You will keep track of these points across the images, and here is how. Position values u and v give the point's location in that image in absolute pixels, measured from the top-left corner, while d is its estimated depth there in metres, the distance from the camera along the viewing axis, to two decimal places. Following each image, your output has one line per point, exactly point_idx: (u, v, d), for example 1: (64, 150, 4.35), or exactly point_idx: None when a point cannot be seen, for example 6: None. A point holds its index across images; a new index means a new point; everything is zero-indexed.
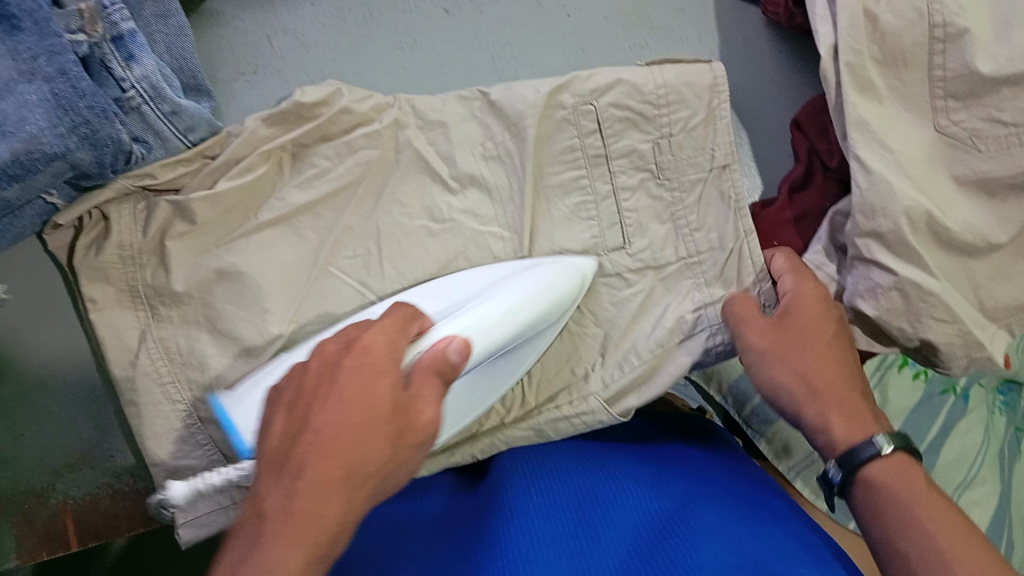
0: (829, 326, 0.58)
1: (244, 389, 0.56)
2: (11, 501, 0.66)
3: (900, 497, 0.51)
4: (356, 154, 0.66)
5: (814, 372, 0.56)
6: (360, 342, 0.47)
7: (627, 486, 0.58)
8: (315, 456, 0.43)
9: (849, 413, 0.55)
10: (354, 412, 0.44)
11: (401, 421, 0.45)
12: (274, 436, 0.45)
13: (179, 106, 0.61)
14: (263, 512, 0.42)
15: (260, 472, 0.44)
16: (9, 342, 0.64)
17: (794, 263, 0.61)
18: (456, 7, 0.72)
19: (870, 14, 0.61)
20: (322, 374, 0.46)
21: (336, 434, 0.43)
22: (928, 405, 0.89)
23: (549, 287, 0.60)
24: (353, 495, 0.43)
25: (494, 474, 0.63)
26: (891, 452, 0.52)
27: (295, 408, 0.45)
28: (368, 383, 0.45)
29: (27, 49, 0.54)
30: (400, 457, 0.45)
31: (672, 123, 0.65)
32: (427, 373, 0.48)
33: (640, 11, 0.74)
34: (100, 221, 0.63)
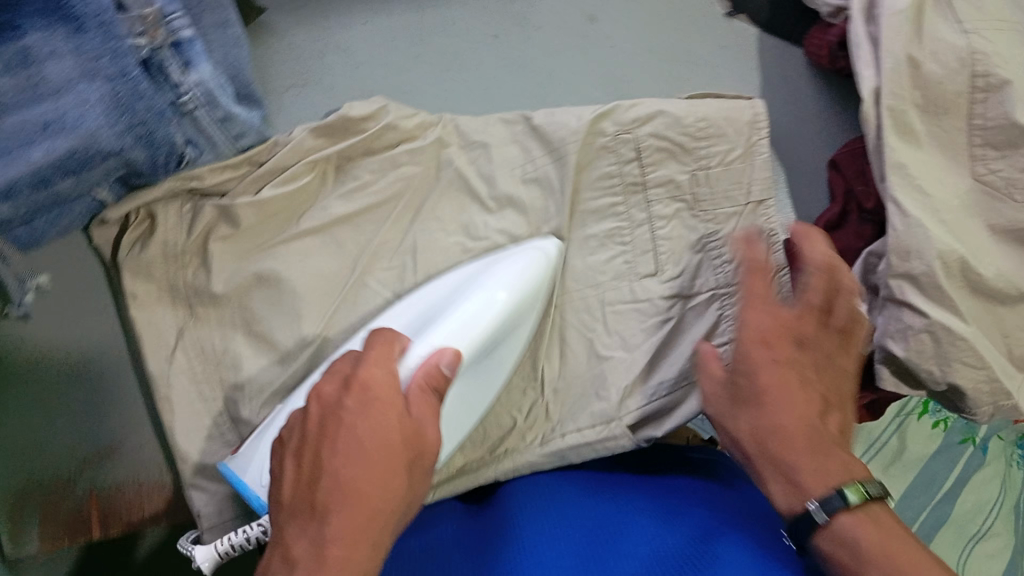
0: (773, 367, 0.52)
1: (249, 446, 0.59)
2: (35, 486, 0.66)
3: (853, 569, 0.45)
4: (398, 168, 0.68)
5: (749, 434, 0.52)
6: (360, 377, 0.49)
7: (638, 518, 0.56)
8: (339, 500, 0.45)
9: (801, 473, 0.49)
10: (366, 451, 0.46)
11: (413, 451, 0.48)
12: (289, 484, 0.47)
13: (231, 113, 0.63)
14: (292, 561, 0.44)
15: (284, 521, 0.46)
16: (52, 328, 0.67)
17: (750, 271, 0.55)
18: (505, 33, 0.74)
19: (915, 60, 0.62)
20: (327, 416, 0.48)
21: (353, 476, 0.46)
22: (946, 454, 0.88)
23: (515, 277, 0.61)
24: (380, 536, 0.45)
25: (500, 501, 0.62)
26: (840, 514, 0.47)
27: (305, 456, 0.48)
28: (377, 416, 0.48)
29: (91, 49, 0.56)
30: (412, 487, 0.48)
31: (710, 155, 0.66)
32: (423, 396, 0.51)
33: (683, 46, 0.75)
34: (146, 220, 0.65)
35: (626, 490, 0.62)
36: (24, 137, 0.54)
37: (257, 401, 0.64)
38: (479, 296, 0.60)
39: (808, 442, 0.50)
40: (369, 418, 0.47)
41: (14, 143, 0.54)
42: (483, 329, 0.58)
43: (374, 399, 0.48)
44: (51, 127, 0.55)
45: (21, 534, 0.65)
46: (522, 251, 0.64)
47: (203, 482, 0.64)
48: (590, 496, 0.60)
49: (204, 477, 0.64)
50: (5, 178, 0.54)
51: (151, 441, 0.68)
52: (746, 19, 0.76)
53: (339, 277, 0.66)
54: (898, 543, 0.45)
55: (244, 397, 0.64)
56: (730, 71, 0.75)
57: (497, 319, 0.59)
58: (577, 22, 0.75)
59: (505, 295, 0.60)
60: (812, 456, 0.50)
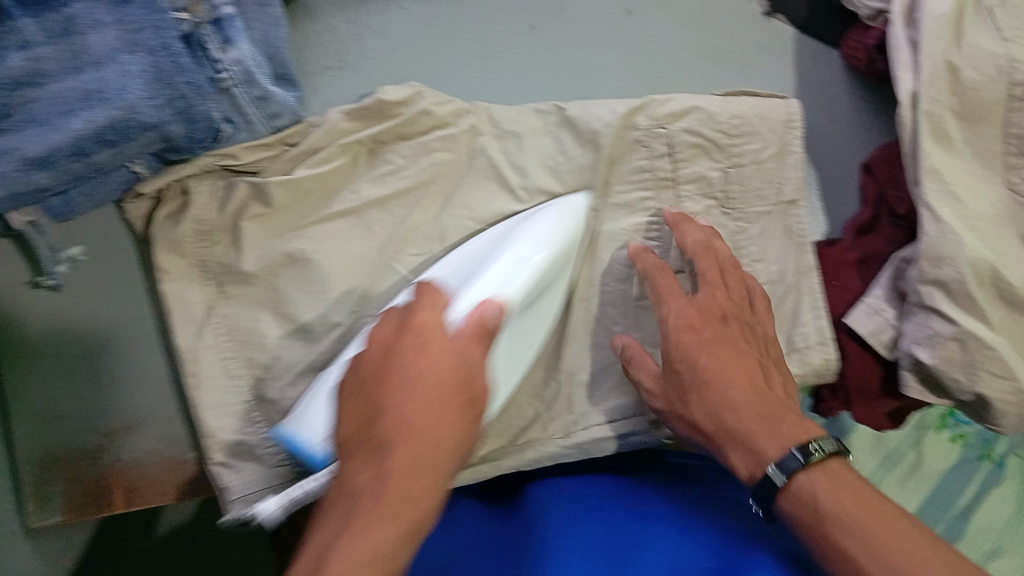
0: (703, 354, 0.60)
1: (303, 409, 0.58)
2: (61, 458, 0.67)
3: (811, 523, 0.52)
4: (430, 154, 0.68)
5: (704, 422, 0.58)
6: (416, 321, 0.51)
7: (650, 542, 0.56)
8: (400, 435, 0.47)
9: (752, 441, 0.56)
10: (422, 387, 0.48)
11: (466, 391, 0.50)
12: (349, 419, 0.50)
13: (269, 92, 0.62)
14: (356, 491, 0.46)
15: (345, 455, 0.49)
16: (84, 303, 0.68)
17: (657, 270, 0.63)
18: (541, 24, 0.74)
19: (953, 66, 0.62)
20: (385, 356, 0.50)
21: (408, 412, 0.48)
22: (961, 469, 0.83)
23: (551, 235, 0.62)
24: (436, 470, 0.47)
25: (526, 507, 0.63)
26: (794, 477, 0.53)
27: (365, 394, 0.50)
28: (431, 356, 0.49)
29: (134, 21, 0.57)
30: (467, 426, 0.50)
31: (742, 154, 0.66)
32: (473, 339, 0.52)
33: (716, 44, 0.75)
34: (180, 196, 0.65)
35: (645, 491, 0.63)
36: (65, 106, 0.55)
37: (282, 381, 0.65)
38: (516, 248, 0.61)
39: (754, 412, 0.57)
40: (424, 357, 0.49)
41: (56, 111, 0.55)
42: (526, 279, 0.59)
43: (429, 341, 0.50)
44: (92, 96, 0.56)
45: (48, 505, 0.67)
46: (551, 208, 0.65)
47: (227, 459, 0.64)
48: (608, 501, 0.61)
49: (229, 454, 0.65)
50: (46, 144, 0.55)
51: (175, 419, 0.69)
52: (783, 19, 0.76)
53: (364, 260, 0.66)
54: (853, 495, 0.52)
55: (268, 376, 0.66)
56: (764, 71, 0.75)
57: (538, 271, 0.60)
58: (612, 16, 0.75)
59: (543, 250, 0.61)
60: (762, 423, 0.56)
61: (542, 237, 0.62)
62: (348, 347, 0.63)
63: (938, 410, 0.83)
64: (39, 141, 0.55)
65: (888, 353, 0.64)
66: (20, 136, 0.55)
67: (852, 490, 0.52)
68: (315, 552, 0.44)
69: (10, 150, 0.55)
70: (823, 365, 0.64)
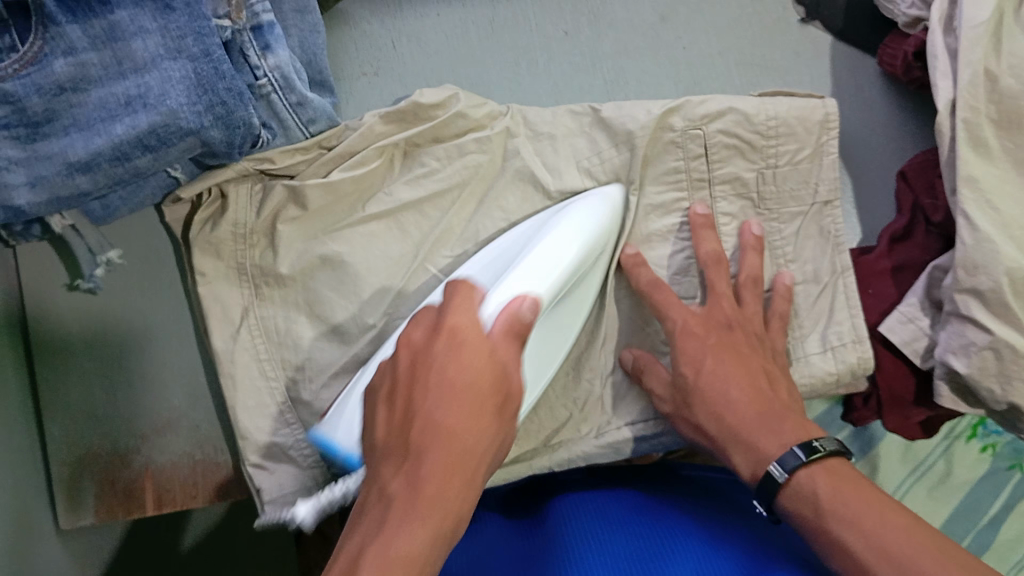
0: (708, 358, 0.60)
1: (336, 411, 0.58)
2: (95, 459, 0.69)
3: (811, 518, 0.50)
4: (465, 156, 0.68)
5: (708, 425, 0.58)
6: (450, 322, 0.46)
7: (683, 539, 0.54)
8: (433, 441, 0.43)
9: (751, 440, 0.55)
10: (456, 393, 0.44)
11: (502, 393, 0.45)
12: (384, 424, 0.45)
13: (305, 98, 0.63)
14: (388, 497, 0.43)
15: (377, 461, 0.45)
16: (119, 305, 0.70)
17: (657, 282, 0.64)
18: (576, 30, 0.76)
19: (992, 74, 0.62)
20: (417, 359, 0.46)
21: (441, 418, 0.43)
22: (990, 480, 0.82)
23: (588, 228, 0.61)
24: (472, 475, 0.44)
25: (554, 513, 0.63)
26: (793, 474, 0.52)
27: (398, 399, 0.45)
28: (467, 360, 0.45)
29: (177, 28, 0.56)
30: (502, 429, 0.45)
31: (779, 154, 0.65)
32: (507, 339, 0.47)
33: (755, 50, 0.76)
34: (218, 198, 0.66)
35: (674, 501, 0.63)
36: (108, 112, 0.56)
37: (317, 382, 0.66)
38: (554, 238, 0.60)
39: (757, 411, 0.56)
40: (459, 360, 0.44)
41: (98, 117, 0.56)
42: (565, 270, 0.58)
43: (465, 344, 0.45)
44: (134, 102, 0.56)
45: (80, 503, 0.69)
46: (586, 199, 0.64)
47: (263, 460, 0.65)
48: (637, 515, 0.60)
49: (265, 456, 0.65)
50: (88, 149, 0.55)
51: (209, 420, 0.70)
52: (820, 25, 0.76)
53: (402, 262, 0.67)
54: (853, 487, 0.50)
55: (304, 378, 0.66)
56: (797, 75, 0.76)
57: (576, 262, 0.59)
58: (648, 21, 0.76)
59: (580, 242, 0.60)
60: (762, 423, 0.55)
61: (580, 228, 0.61)
62: (389, 342, 0.62)
63: (969, 420, 0.82)
64: (81, 145, 0.55)
65: (923, 363, 0.65)
66: (62, 141, 0.55)
67: (853, 484, 0.50)
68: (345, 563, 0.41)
69: (53, 154, 0.55)
70: (860, 364, 0.64)
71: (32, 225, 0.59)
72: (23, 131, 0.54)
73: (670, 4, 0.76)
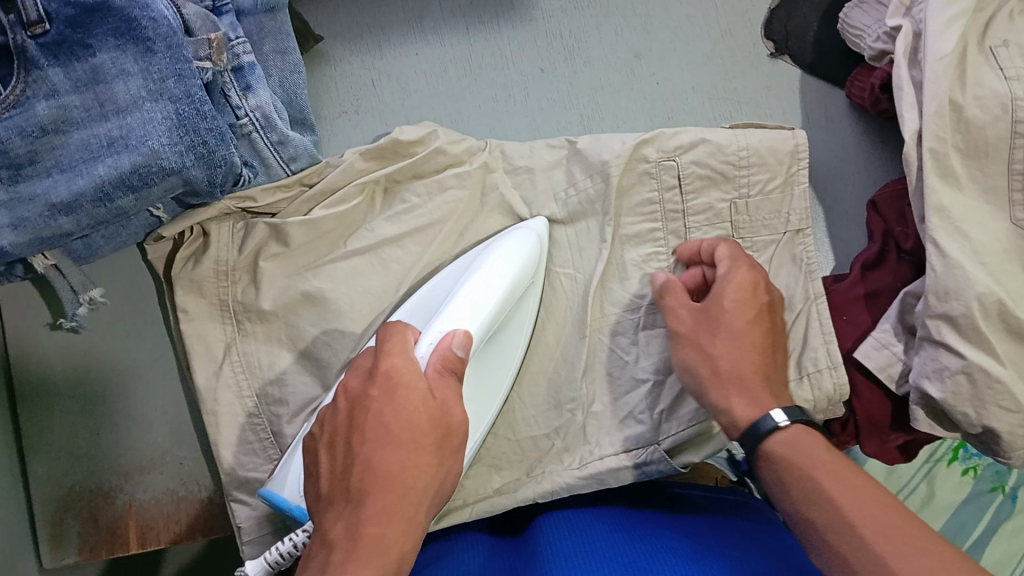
0: (751, 310, 0.59)
1: (281, 472, 0.60)
2: (80, 497, 0.69)
3: (800, 468, 0.52)
4: (445, 192, 0.69)
5: (723, 358, 0.58)
6: (385, 366, 0.50)
7: (665, 556, 0.53)
8: (372, 484, 0.47)
9: (748, 395, 0.57)
10: (393, 433, 0.48)
11: (440, 431, 0.49)
12: (327, 474, 0.49)
13: (287, 136, 0.64)
14: (332, 542, 0.46)
15: (323, 509, 0.48)
16: (100, 346, 0.70)
17: (734, 253, 0.62)
18: (552, 67, 0.77)
19: (957, 104, 0.63)
20: (354, 407, 0.50)
21: (380, 458, 0.48)
22: (973, 503, 0.84)
23: (518, 258, 0.63)
24: (415, 511, 0.47)
25: (538, 536, 0.63)
26: (787, 427, 0.54)
27: (339, 445, 0.50)
28: (402, 403, 0.49)
29: (158, 70, 0.57)
30: (442, 467, 0.49)
31: (751, 184, 0.67)
32: (442, 377, 0.52)
33: (728, 84, 0.78)
34: (200, 237, 0.66)
35: (657, 522, 0.63)
36: (89, 153, 0.56)
37: (299, 418, 0.66)
38: (490, 271, 0.61)
39: (764, 378, 0.57)
40: (395, 403, 0.49)
41: (80, 158, 0.56)
42: (497, 303, 0.59)
43: (400, 386, 0.49)
44: (117, 143, 0.56)
45: (63, 543, 0.68)
46: (518, 231, 0.66)
47: (244, 496, 0.66)
48: (621, 535, 0.60)
49: (245, 491, 0.66)
50: (70, 190, 0.56)
51: (192, 457, 0.70)
52: (789, 59, 0.78)
53: (384, 298, 0.67)
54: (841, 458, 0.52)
55: (287, 413, 0.66)
56: (770, 109, 0.77)
57: (508, 294, 0.60)
58: (622, 57, 0.78)
59: (512, 273, 0.61)
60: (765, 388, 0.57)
61: (510, 259, 0.62)
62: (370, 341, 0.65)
63: (949, 443, 0.84)
64: (64, 187, 0.56)
65: (898, 388, 0.66)
66: (45, 182, 0.56)
67: (845, 459, 0.52)
68: None
69: (36, 195, 0.56)
70: (835, 390, 0.63)
71: (15, 266, 0.60)
72: (6, 174, 0.55)
73: (644, 42, 0.78)
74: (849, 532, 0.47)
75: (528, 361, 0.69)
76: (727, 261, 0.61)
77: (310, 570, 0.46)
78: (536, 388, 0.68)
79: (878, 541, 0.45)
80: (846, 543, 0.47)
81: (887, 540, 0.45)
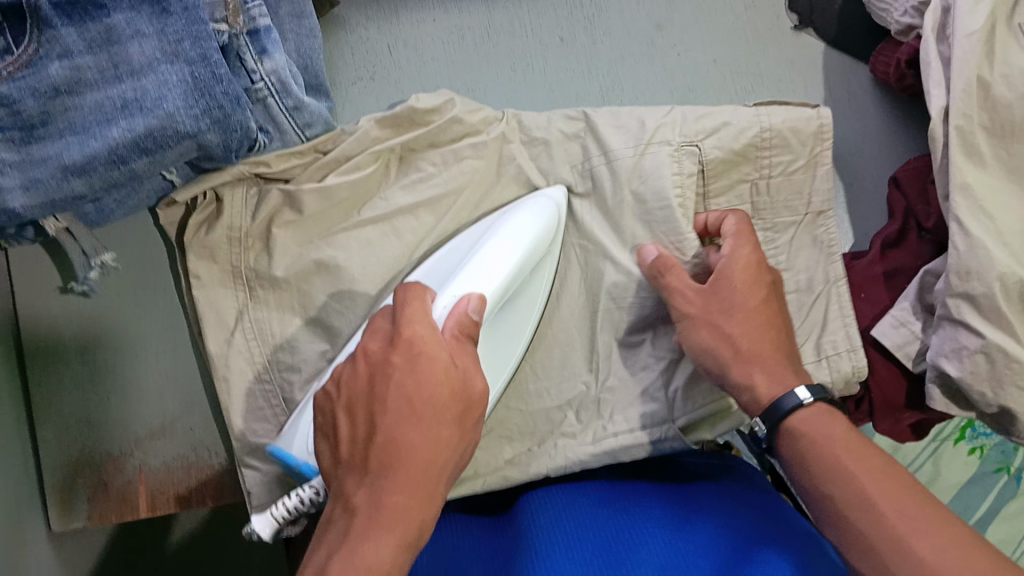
0: (760, 290, 0.60)
1: (291, 428, 0.59)
2: (90, 464, 0.68)
3: (819, 444, 0.53)
4: (461, 161, 0.68)
5: (740, 337, 0.58)
6: (406, 332, 0.50)
7: (648, 543, 0.53)
8: (392, 456, 0.47)
9: (770, 371, 0.57)
10: (416, 407, 0.48)
11: (461, 403, 0.49)
12: (347, 441, 0.49)
13: (302, 102, 0.63)
14: (354, 508, 0.46)
15: (342, 475, 0.48)
16: (111, 311, 0.70)
17: (741, 227, 0.62)
18: (572, 37, 0.76)
19: (984, 82, 0.62)
20: (375, 373, 0.49)
21: (402, 430, 0.47)
22: (979, 483, 0.92)
23: (531, 227, 0.62)
24: (435, 486, 0.47)
25: (523, 515, 0.62)
26: (809, 405, 0.55)
27: (358, 412, 0.49)
28: (425, 374, 0.48)
29: (174, 31, 0.56)
30: (465, 439, 0.49)
31: (773, 165, 0.66)
32: (459, 343, 0.52)
33: (749, 58, 0.77)
34: (213, 202, 0.65)
35: (641, 499, 0.62)
36: (103, 116, 0.56)
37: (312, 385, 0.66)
38: (501, 241, 0.60)
39: (773, 351, 0.58)
40: (418, 373, 0.48)
41: (94, 121, 0.56)
42: (511, 273, 0.59)
43: (422, 355, 0.49)
44: (131, 105, 0.56)
45: (72, 508, 0.68)
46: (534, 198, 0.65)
47: (255, 462, 0.65)
48: (606, 509, 0.60)
49: (257, 457, 0.65)
50: (83, 153, 0.55)
51: (204, 424, 0.70)
52: (813, 33, 0.77)
53: (397, 266, 0.67)
54: (856, 436, 0.53)
55: (298, 379, 0.66)
56: (791, 84, 0.76)
57: (522, 264, 0.60)
58: (644, 28, 0.77)
59: (523, 248, 0.60)
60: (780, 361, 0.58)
61: (523, 228, 0.61)
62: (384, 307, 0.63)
63: (957, 424, 0.92)
64: (77, 149, 0.55)
65: (915, 365, 0.65)
66: (58, 144, 0.55)
67: (862, 438, 0.53)
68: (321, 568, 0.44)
69: (48, 157, 0.55)
70: (854, 373, 0.63)
71: (25, 228, 0.59)
72: (18, 135, 0.54)
73: (666, 13, 0.77)
74: (868, 508, 0.49)
75: (541, 335, 0.68)
76: (727, 241, 0.61)
77: (332, 536, 0.46)
78: (550, 361, 0.67)
79: (897, 517, 0.48)
80: (868, 520, 0.49)
81: (904, 523, 0.47)
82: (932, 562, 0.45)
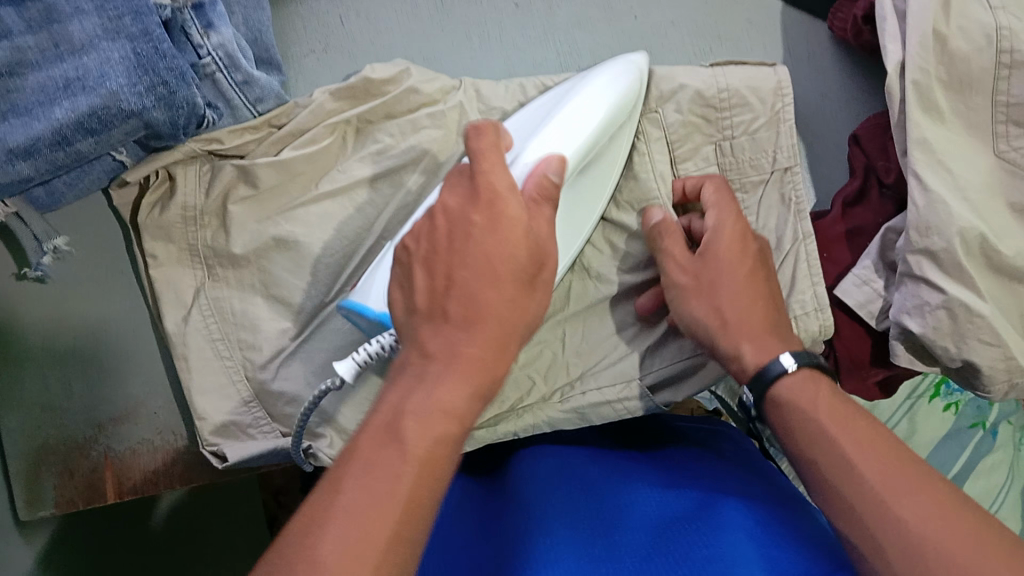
0: (746, 262, 0.58)
1: (364, 282, 0.55)
2: (53, 451, 0.68)
3: (804, 412, 0.51)
4: (419, 132, 0.66)
5: (729, 310, 0.57)
6: (485, 187, 0.47)
7: (637, 504, 0.54)
8: (472, 309, 0.45)
9: (758, 339, 0.56)
10: (495, 268, 0.46)
11: (535, 267, 0.48)
12: (424, 291, 0.47)
13: (252, 76, 0.62)
14: (430, 355, 0.45)
15: (416, 324, 0.47)
16: (65, 295, 0.69)
17: (720, 196, 0.61)
18: (527, 1, 0.75)
19: (940, 34, 0.62)
20: (455, 229, 0.48)
21: (480, 285, 0.46)
22: (956, 437, 0.93)
23: (613, 91, 0.59)
24: (507, 343, 0.46)
25: (512, 477, 0.62)
26: (794, 372, 0.53)
27: (437, 266, 0.47)
28: (503, 236, 0.46)
29: (114, 7, 0.55)
30: (534, 302, 0.48)
31: (735, 125, 0.66)
32: (538, 206, 0.50)
33: (706, 18, 0.76)
34: (166, 181, 0.65)
35: (629, 462, 0.62)
36: (46, 97, 0.54)
37: (274, 364, 0.65)
38: (584, 100, 0.58)
39: (763, 322, 0.56)
40: (498, 234, 0.46)
41: (36, 102, 0.54)
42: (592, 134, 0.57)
43: (504, 216, 0.47)
44: (73, 85, 0.54)
45: (38, 497, 0.67)
46: (618, 61, 0.63)
47: (218, 439, 0.65)
48: (599, 470, 0.60)
49: (219, 436, 0.65)
50: (27, 135, 0.54)
51: (167, 407, 0.70)
52: None
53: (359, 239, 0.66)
54: (846, 406, 0.51)
55: (260, 359, 0.65)
56: (751, 44, 0.76)
57: (606, 124, 0.58)
58: None
59: (605, 109, 0.58)
60: (771, 335, 0.56)
61: (605, 88, 0.59)
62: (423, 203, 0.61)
63: (933, 380, 0.92)
64: (22, 131, 0.54)
65: (878, 323, 0.66)
66: (1, 127, 0.54)
67: (850, 406, 0.51)
68: (398, 416, 0.42)
69: None
70: (821, 332, 0.62)
71: None
72: None
73: None
74: (848, 473, 0.47)
75: None
76: (709, 212, 0.60)
77: (401, 381, 0.45)
78: None
79: (879, 481, 0.45)
80: (846, 483, 0.47)
81: (890, 488, 0.45)
82: (916, 529, 0.42)
